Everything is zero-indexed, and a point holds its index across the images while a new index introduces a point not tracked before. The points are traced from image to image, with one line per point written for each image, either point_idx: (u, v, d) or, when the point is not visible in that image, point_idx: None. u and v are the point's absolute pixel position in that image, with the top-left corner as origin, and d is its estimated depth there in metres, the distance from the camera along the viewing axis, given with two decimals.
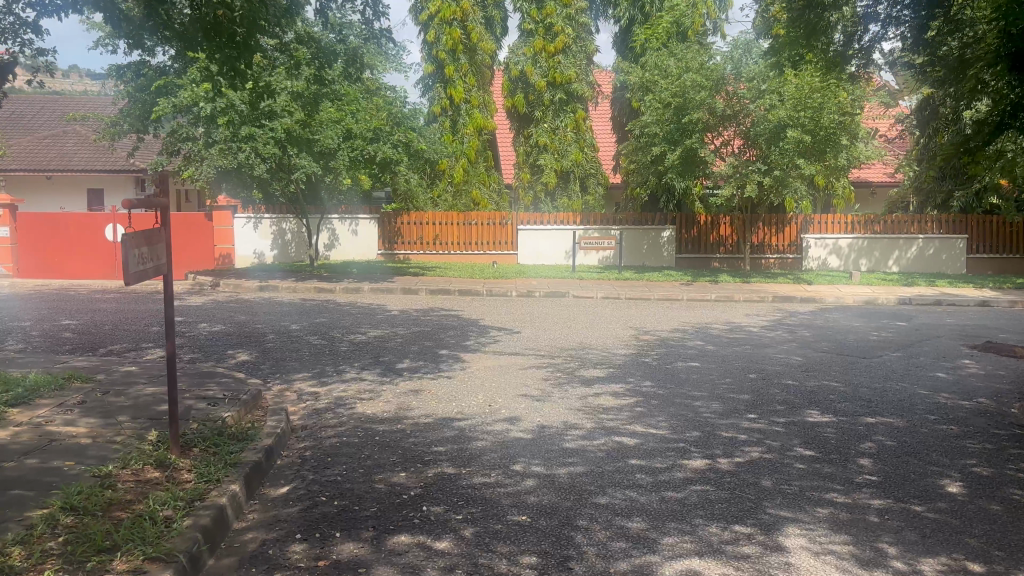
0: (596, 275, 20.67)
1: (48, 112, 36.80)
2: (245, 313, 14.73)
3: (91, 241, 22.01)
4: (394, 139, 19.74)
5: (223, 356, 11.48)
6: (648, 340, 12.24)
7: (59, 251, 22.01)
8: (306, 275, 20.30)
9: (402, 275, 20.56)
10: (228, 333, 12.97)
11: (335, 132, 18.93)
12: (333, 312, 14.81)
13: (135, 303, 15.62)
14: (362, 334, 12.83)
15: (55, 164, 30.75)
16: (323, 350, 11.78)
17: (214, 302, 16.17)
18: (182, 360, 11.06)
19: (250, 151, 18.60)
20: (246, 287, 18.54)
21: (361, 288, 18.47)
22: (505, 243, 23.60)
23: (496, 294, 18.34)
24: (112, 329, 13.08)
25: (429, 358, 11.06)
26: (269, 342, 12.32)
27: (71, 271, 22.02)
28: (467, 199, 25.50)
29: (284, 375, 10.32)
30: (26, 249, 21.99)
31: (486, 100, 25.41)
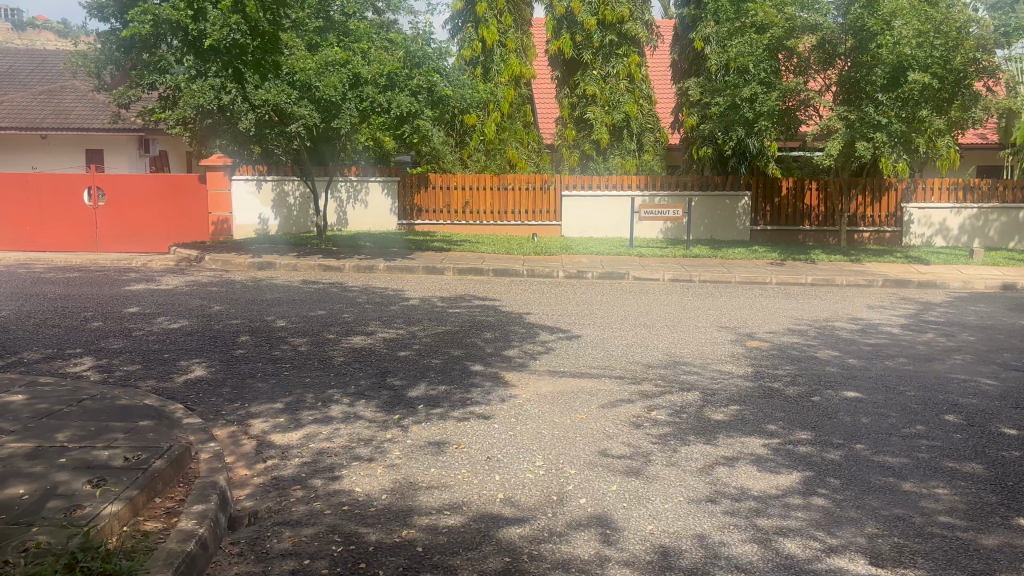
0: (659, 251, 17.16)
1: (50, 65, 33.72)
2: (225, 301, 11.44)
3: (66, 206, 18.83)
4: (412, 87, 16.08)
5: (170, 372, 8.20)
6: (762, 350, 8.79)
7: (28, 218, 18.82)
8: (313, 250, 16.99)
9: (427, 250, 17.23)
10: (190, 333, 9.67)
11: (340, 78, 15.23)
12: (335, 301, 11.48)
13: (91, 288, 12.39)
14: (367, 336, 9.49)
15: (50, 121, 27.58)
16: (308, 363, 8.44)
17: (190, 284, 12.94)
18: (108, 380, 7.75)
19: (237, 97, 15.10)
20: (238, 265, 15.23)
21: (375, 266, 15.14)
22: (546, 213, 20.14)
23: (540, 276, 14.92)
24: (38, 322, 9.79)
25: (457, 379, 7.71)
26: (241, 349, 9.00)
27: (43, 241, 18.82)
28: (503, 160, 21.69)
29: (244, 411, 6.96)
30: None
31: (524, 43, 21.81)
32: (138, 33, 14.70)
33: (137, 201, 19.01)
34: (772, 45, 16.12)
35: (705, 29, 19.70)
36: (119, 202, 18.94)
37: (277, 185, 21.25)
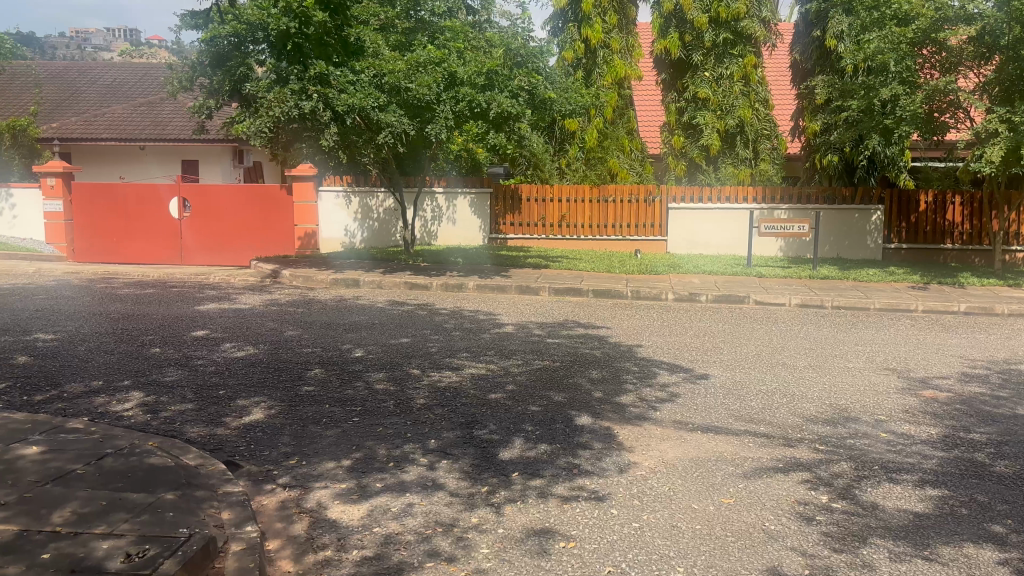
0: (781, 271, 15.28)
1: (151, 78, 33.87)
2: (299, 323, 10.23)
3: (154, 217, 18.27)
4: (513, 88, 14.44)
5: (224, 412, 6.93)
6: (946, 404, 6.97)
7: (116, 230, 18.34)
8: (400, 266, 15.80)
9: (521, 268, 15.82)
10: (253, 362, 8.44)
11: (434, 77, 13.80)
12: (419, 327, 10.13)
13: (160, 305, 11.38)
14: (453, 372, 8.07)
15: (147, 131, 27.46)
16: (383, 406, 7.06)
17: (266, 302, 11.84)
18: (149, 423, 6.52)
19: (321, 100, 13.85)
20: (318, 283, 14.11)
21: (465, 285, 13.81)
22: (651, 227, 18.56)
23: (647, 298, 13.30)
24: (90, 346, 8.74)
25: (562, 436, 6.19)
26: (307, 384, 7.70)
27: (130, 253, 18.31)
28: (603, 170, 20.11)
29: (300, 473, 5.61)
30: (83, 228, 18.41)
31: (630, 44, 20.23)
32: (218, 36, 13.90)
33: (222, 213, 18.28)
34: (917, 38, 14.22)
35: (837, 25, 17.85)
36: (206, 213, 18.24)
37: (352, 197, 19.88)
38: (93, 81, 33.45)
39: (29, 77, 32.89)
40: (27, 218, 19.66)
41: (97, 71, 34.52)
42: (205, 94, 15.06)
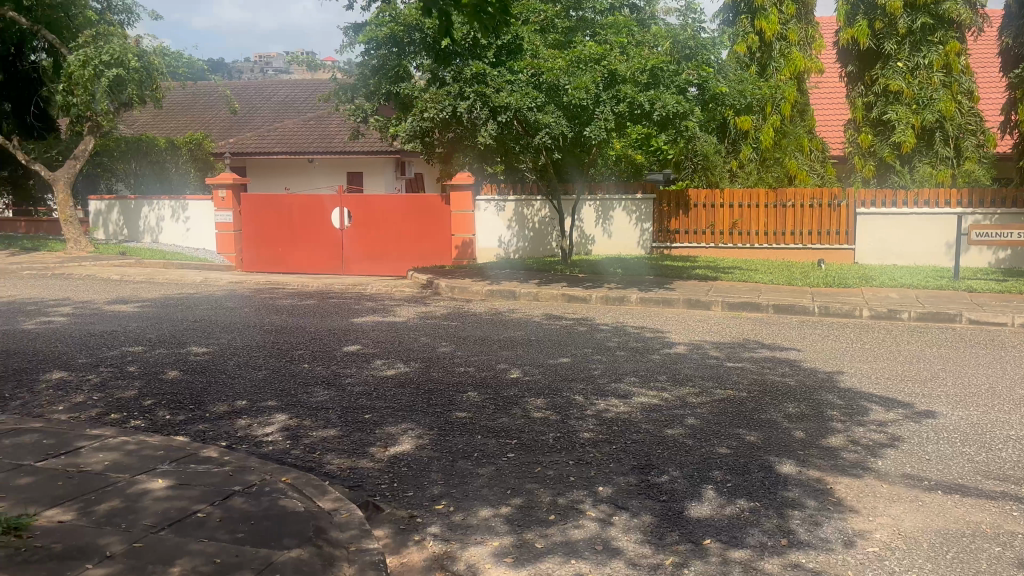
0: (995, 285, 13.26)
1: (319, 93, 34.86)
2: (452, 337, 9.45)
3: (316, 227, 18.40)
4: (680, 84, 13.02)
5: (368, 440, 6.22)
6: None
7: (281, 240, 18.62)
8: (556, 277, 14.90)
9: (689, 279, 14.58)
10: (401, 379, 7.71)
11: (594, 76, 12.75)
12: (581, 345, 9.11)
13: (314, 316, 11.02)
14: (621, 399, 7.01)
15: (314, 144, 28.11)
16: (544, 439, 6.14)
17: (421, 314, 11.25)
18: (289, 453, 5.91)
19: (478, 101, 13.24)
20: (473, 294, 13.41)
21: (628, 298, 12.74)
22: (836, 233, 16.95)
23: (836, 315, 11.75)
24: (240, 361, 8.36)
25: (763, 490, 5.04)
26: (459, 408, 6.87)
27: (294, 262, 18.56)
28: (780, 172, 18.46)
29: (448, 523, 4.76)
30: (250, 238, 18.83)
31: (811, 35, 18.57)
32: (376, 36, 13.88)
33: (380, 223, 18.10)
34: None
35: None
36: (365, 223, 18.15)
37: (503, 206, 18.86)
38: (268, 98, 34.84)
39: (211, 96, 34.67)
40: (201, 229, 20.33)
41: (272, 88, 35.96)
42: (360, 96, 14.92)
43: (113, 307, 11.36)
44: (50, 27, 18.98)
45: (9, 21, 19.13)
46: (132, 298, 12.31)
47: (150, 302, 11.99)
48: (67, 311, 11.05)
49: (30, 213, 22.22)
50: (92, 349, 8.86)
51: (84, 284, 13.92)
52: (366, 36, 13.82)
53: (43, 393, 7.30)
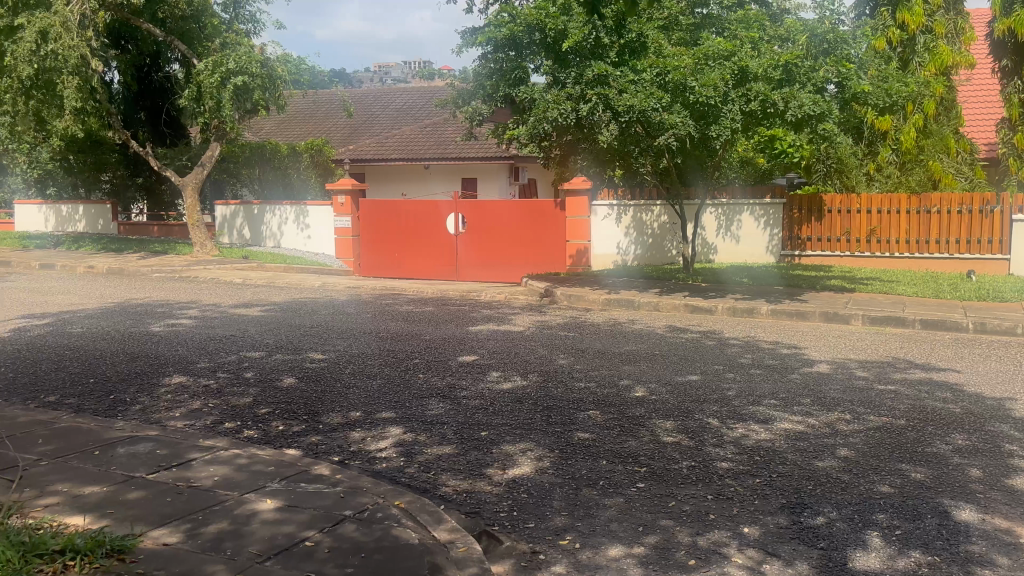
0: None
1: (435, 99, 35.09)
2: (572, 349, 8.95)
3: (431, 233, 18.32)
4: (818, 81, 12.11)
5: (485, 459, 5.79)
6: None
7: (397, 245, 18.64)
8: (678, 286, 14.19)
9: (822, 290, 13.60)
10: (519, 392, 7.28)
11: (723, 73, 12.02)
12: (711, 361, 8.43)
13: (430, 323, 10.73)
14: (761, 424, 6.34)
15: (430, 151, 28.19)
16: (677, 466, 5.55)
17: (539, 323, 10.79)
18: (403, 472, 5.54)
19: (598, 103, 12.65)
20: (591, 304, 12.86)
21: (757, 309, 11.92)
22: (987, 241, 15.57)
23: (994, 332, 10.63)
24: (355, 370, 8.12)
25: (944, 542, 4.32)
26: (582, 426, 6.37)
27: (409, 268, 18.54)
28: (924, 174, 17.01)
29: (575, 562, 4.26)
30: (367, 244, 18.93)
31: (959, 27, 17.29)
32: (494, 38, 13.62)
33: (495, 229, 17.79)
34: None
35: None
36: (480, 228, 17.89)
37: (620, 210, 18.09)
38: (386, 105, 35.34)
39: (332, 104, 35.44)
40: (320, 234, 20.62)
41: (390, 95, 36.46)
42: (477, 100, 14.61)
43: (236, 311, 11.41)
44: (183, 38, 19.71)
45: (146, 33, 19.94)
46: (254, 301, 12.39)
47: (270, 306, 12.01)
48: (192, 314, 11.18)
49: (162, 218, 23.13)
50: (212, 353, 8.84)
51: (209, 287, 14.18)
52: (485, 38, 13.58)
53: (162, 399, 7.23)
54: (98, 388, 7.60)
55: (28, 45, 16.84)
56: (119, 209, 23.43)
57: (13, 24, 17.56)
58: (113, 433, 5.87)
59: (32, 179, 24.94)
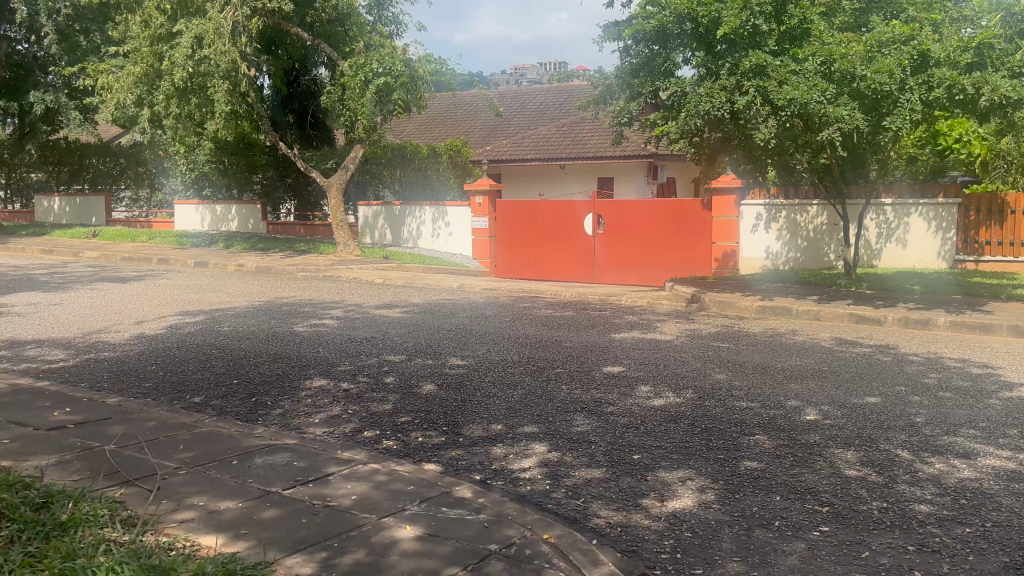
0: None
1: (573, 99, 34.62)
2: (728, 362, 8.20)
3: (570, 233, 17.82)
4: (1014, 66, 10.72)
5: (641, 487, 5.21)
6: None
7: (534, 246, 18.26)
8: (840, 293, 13.07)
9: (1007, 300, 12.18)
10: (673, 410, 6.63)
11: (899, 58, 10.89)
12: (890, 381, 7.51)
13: (573, 329, 10.21)
14: (963, 460, 5.46)
15: (568, 150, 27.73)
16: (867, 508, 4.79)
17: (690, 332, 10.08)
18: (551, 497, 5.04)
19: (755, 96, 11.70)
20: (744, 310, 11.97)
21: (934, 322, 10.74)
22: None
23: None
24: (496, 378, 7.69)
25: None
26: (748, 453, 5.67)
27: (546, 269, 18.12)
28: None
29: None
30: (504, 244, 18.65)
31: None
32: (643, 30, 13.01)
33: (636, 230, 17.09)
34: None
35: None
36: (620, 229, 17.24)
37: (771, 211, 16.86)
38: (524, 106, 35.15)
39: (470, 105, 35.57)
40: (458, 234, 20.59)
41: (528, 95, 36.23)
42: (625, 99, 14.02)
43: (377, 312, 11.28)
44: (329, 41, 20.10)
45: (295, 38, 20.45)
46: (395, 302, 12.25)
47: (411, 307, 11.83)
48: (335, 314, 11.12)
49: (308, 218, 23.79)
50: (352, 355, 8.65)
51: (351, 287, 14.22)
52: (632, 29, 12.97)
53: (302, 403, 7.05)
54: (241, 390, 7.51)
55: (186, 51, 17.68)
56: (268, 209, 24.22)
57: (172, 29, 18.46)
58: (252, 441, 5.66)
59: (190, 181, 26.22)
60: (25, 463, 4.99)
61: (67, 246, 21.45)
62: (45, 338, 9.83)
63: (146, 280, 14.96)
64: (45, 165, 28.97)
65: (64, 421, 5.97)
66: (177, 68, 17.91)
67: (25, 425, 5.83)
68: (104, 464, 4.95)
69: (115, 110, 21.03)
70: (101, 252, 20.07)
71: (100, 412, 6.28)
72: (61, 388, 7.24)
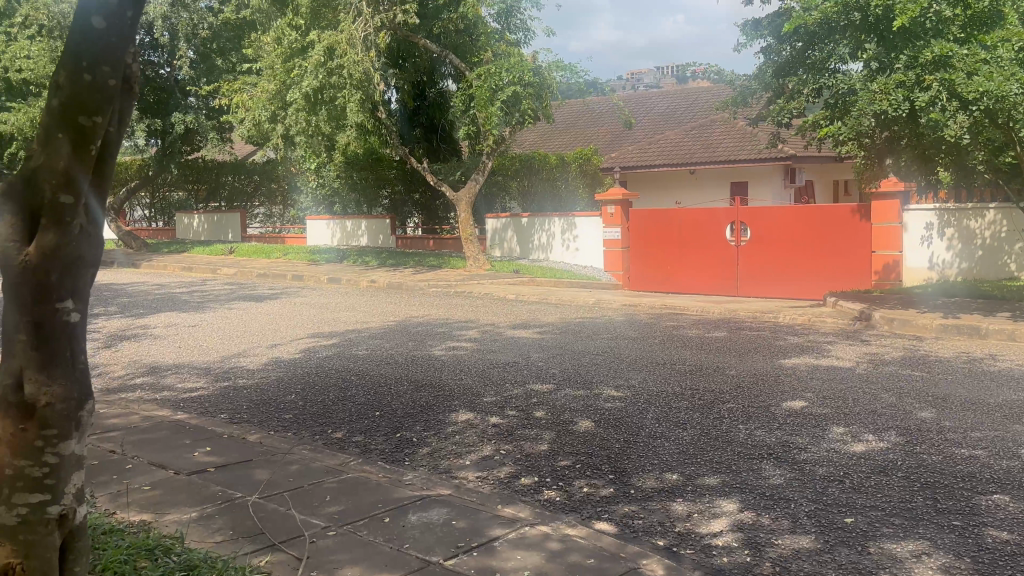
0: None
1: (702, 101, 33.27)
2: (927, 396, 7.11)
3: (710, 243, 16.77)
4: None
5: (866, 562, 4.29)
6: None
7: (670, 258, 17.29)
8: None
9: None
10: (880, 459, 5.65)
11: None
12: None
13: (732, 352, 9.24)
14: None
15: (699, 154, 26.53)
16: None
17: (867, 357, 8.94)
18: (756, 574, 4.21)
19: (938, 90, 10.44)
20: (924, 330, 10.66)
21: None
22: None
23: None
24: (659, 413, 6.88)
25: None
26: (992, 520, 4.66)
27: (683, 282, 17.12)
28: None
29: None
30: (637, 256, 17.78)
31: None
32: (804, 23, 12.02)
33: (784, 239, 15.86)
34: None
35: None
36: (766, 238, 16.06)
37: (942, 218, 14.73)
38: (648, 111, 34.10)
39: (593, 113, 34.82)
40: (589, 245, 19.85)
41: (651, 100, 35.15)
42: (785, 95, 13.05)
43: (515, 332, 10.64)
44: (456, 52, 19.78)
45: (423, 50, 20.23)
46: (533, 321, 11.60)
47: (549, 326, 11.15)
48: (472, 335, 10.56)
49: (437, 232, 23.71)
50: (496, 382, 8.02)
51: (484, 304, 13.68)
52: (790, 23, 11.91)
53: (450, 442, 6.44)
54: (383, 423, 7.01)
55: (318, 61, 17.67)
56: (396, 223, 24.20)
57: (305, 41, 18.57)
58: (402, 492, 5.09)
59: (321, 197, 26.56)
60: (165, 517, 4.59)
61: (206, 263, 21.98)
62: (186, 363, 9.72)
63: (282, 298, 14.94)
64: (186, 183, 30.12)
65: (206, 463, 5.60)
66: (308, 77, 17.91)
67: (166, 468, 5.48)
68: (247, 522, 4.48)
69: (250, 128, 21.41)
70: (238, 269, 20.43)
71: (240, 453, 5.89)
72: (200, 421, 6.95)
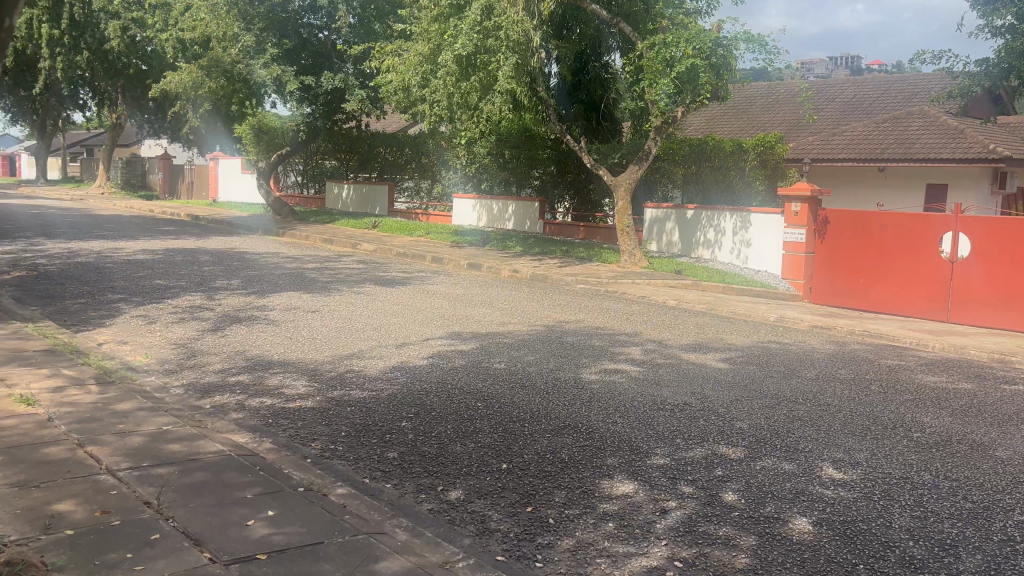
0: None
1: (898, 92, 29.45)
2: None
3: (917, 256, 13.97)
4: None
5: None
6: None
7: (865, 270, 14.62)
8: None
9: None
10: None
11: None
12: None
13: (988, 417, 6.78)
14: None
15: (893, 149, 23.21)
16: None
17: None
18: None
19: None
20: None
21: None
22: None
23: None
24: (909, 522, 4.70)
25: None
26: None
27: (879, 300, 14.42)
28: None
29: None
30: (824, 264, 15.21)
31: None
32: None
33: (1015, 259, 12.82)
34: None
35: None
36: (991, 256, 13.09)
37: None
38: (833, 98, 30.60)
39: (771, 98, 31.64)
40: (763, 247, 17.34)
41: (838, 88, 31.54)
42: None
43: (686, 357, 8.58)
44: (629, 20, 17.61)
45: (590, 15, 18.23)
46: (706, 341, 9.49)
47: (730, 352, 8.99)
48: (630, 356, 8.60)
49: (590, 219, 21.78)
50: (665, 436, 6.03)
51: (643, 312, 11.65)
52: None
53: (600, 533, 4.53)
54: (511, 485, 5.18)
55: (475, 20, 16.10)
56: (547, 207, 22.49)
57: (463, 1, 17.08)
58: None
59: (471, 175, 25.18)
60: None
61: (346, 236, 21.04)
62: (292, 361, 8.30)
63: (415, 283, 13.49)
64: (337, 152, 29.59)
65: (258, 543, 3.97)
66: (463, 38, 16.34)
67: (202, 547, 3.89)
68: None
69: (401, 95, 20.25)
70: (378, 245, 19.30)
71: (313, 526, 4.22)
72: (279, 458, 5.37)
